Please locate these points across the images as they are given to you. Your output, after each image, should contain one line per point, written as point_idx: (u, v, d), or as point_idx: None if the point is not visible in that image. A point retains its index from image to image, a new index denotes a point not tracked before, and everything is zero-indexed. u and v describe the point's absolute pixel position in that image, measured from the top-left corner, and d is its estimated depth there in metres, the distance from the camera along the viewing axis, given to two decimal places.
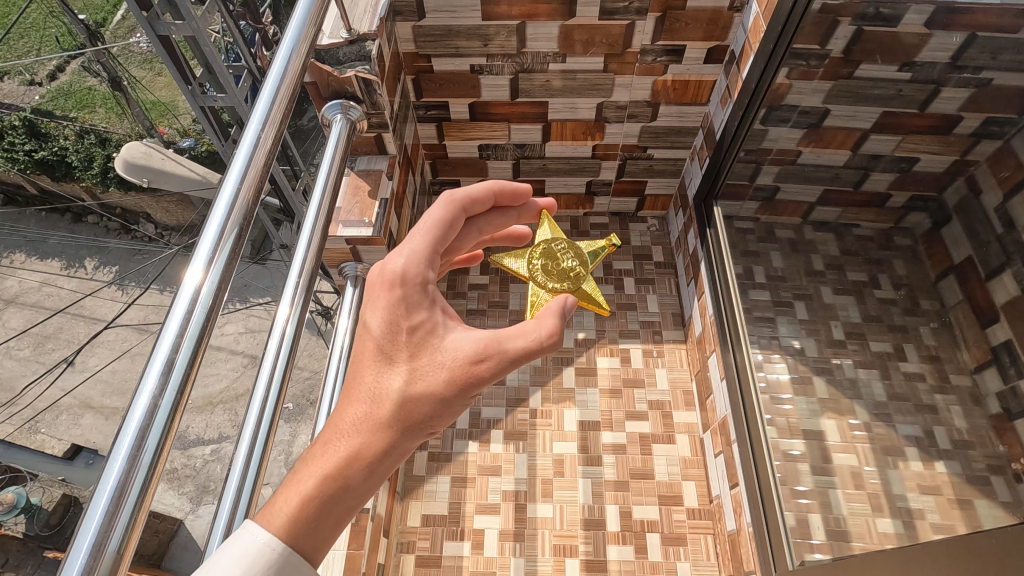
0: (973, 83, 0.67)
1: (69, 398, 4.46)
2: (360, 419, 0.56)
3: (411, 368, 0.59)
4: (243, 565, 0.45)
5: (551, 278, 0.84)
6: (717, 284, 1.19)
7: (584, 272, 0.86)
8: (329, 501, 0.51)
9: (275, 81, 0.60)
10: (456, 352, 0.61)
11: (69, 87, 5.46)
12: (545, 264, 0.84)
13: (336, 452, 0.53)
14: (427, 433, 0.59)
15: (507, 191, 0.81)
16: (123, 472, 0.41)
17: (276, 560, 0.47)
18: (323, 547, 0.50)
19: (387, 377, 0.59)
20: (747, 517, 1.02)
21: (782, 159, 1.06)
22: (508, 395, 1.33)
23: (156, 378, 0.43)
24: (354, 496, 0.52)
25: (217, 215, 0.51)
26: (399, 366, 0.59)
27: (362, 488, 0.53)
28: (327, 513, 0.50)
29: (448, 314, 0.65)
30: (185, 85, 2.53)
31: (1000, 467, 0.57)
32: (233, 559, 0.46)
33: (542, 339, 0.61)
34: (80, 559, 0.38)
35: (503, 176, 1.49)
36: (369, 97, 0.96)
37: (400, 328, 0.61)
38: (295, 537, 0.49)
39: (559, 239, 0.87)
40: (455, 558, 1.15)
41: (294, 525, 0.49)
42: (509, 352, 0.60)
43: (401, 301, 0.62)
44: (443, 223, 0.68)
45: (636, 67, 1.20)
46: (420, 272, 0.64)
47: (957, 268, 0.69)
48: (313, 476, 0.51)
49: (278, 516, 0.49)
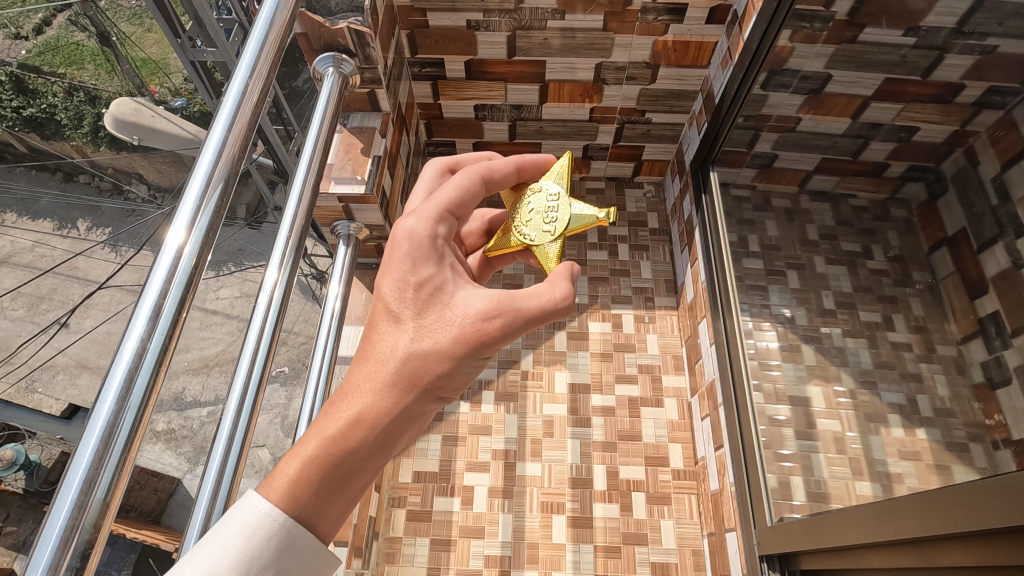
0: (978, 50, 0.65)
1: (64, 357, 4.49)
2: (366, 380, 0.56)
3: (419, 328, 0.59)
4: (243, 536, 0.45)
5: (519, 219, 0.77)
6: (717, 297, 1.19)
7: (558, 225, 0.75)
8: (331, 465, 0.50)
9: (263, 28, 0.58)
10: (467, 309, 0.59)
11: (56, 41, 5.28)
12: (526, 208, 0.77)
13: (341, 415, 0.53)
14: (437, 396, 0.58)
15: (527, 164, 0.77)
16: (112, 415, 0.41)
17: (276, 530, 0.47)
18: (326, 515, 0.50)
19: (394, 337, 0.58)
20: (731, 477, 1.06)
21: (782, 126, 1.05)
22: (500, 357, 1.34)
23: (144, 324, 0.44)
24: (357, 460, 0.52)
25: (203, 166, 0.50)
26: (406, 325, 0.59)
27: (365, 453, 0.52)
28: (329, 478, 0.50)
29: (457, 271, 0.63)
30: (174, 39, 2.47)
31: (979, 435, 0.58)
32: (232, 531, 0.45)
33: (557, 301, 0.61)
34: (71, 496, 0.39)
35: (499, 138, 1.47)
36: (362, 50, 0.94)
37: (407, 286, 0.60)
38: (296, 500, 0.48)
39: (558, 188, 0.78)
40: (445, 513, 1.18)
41: (295, 489, 0.49)
42: (520, 310, 0.59)
43: (410, 256, 0.60)
44: (465, 189, 0.65)
45: (636, 26, 1.17)
46: (429, 229, 0.61)
47: (951, 240, 0.68)
48: (314, 439, 0.51)
49: (279, 481, 0.49)
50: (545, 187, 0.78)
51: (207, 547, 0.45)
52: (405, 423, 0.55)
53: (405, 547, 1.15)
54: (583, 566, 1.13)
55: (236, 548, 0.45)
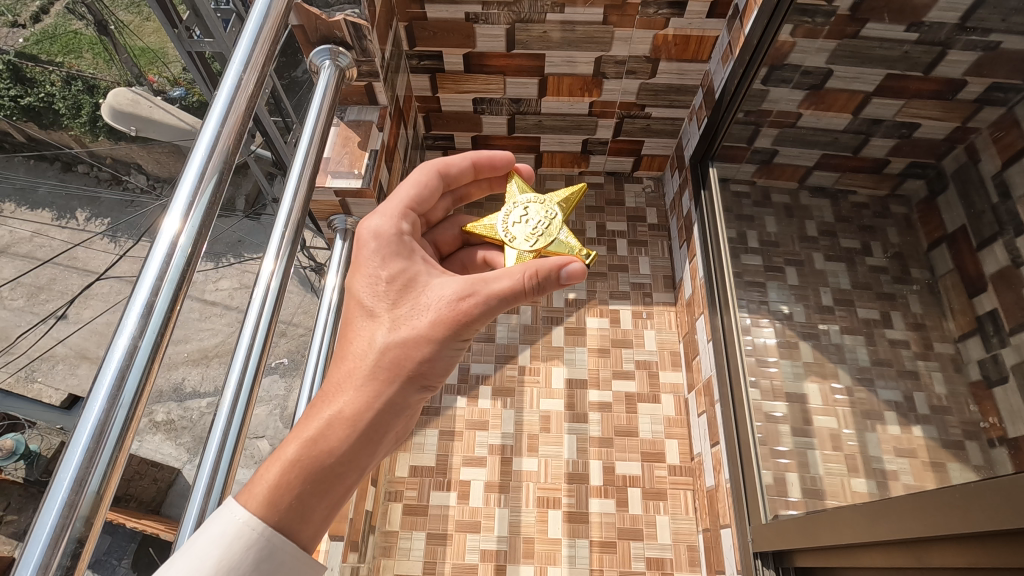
0: (981, 46, 0.65)
1: (64, 347, 4.52)
2: (345, 378, 0.55)
3: (395, 319, 0.58)
4: (221, 545, 0.45)
5: (512, 217, 0.79)
6: (717, 309, 1.17)
7: (539, 241, 0.77)
8: (311, 467, 0.50)
9: (258, 20, 0.57)
10: (441, 294, 0.59)
11: (54, 31, 5.24)
12: (524, 212, 0.80)
13: (319, 416, 0.52)
14: (420, 384, 0.57)
15: (485, 162, 0.80)
16: (104, 412, 0.41)
17: (255, 540, 0.46)
18: (310, 518, 0.49)
19: (371, 331, 0.58)
20: (727, 474, 1.07)
21: (782, 121, 1.04)
22: (497, 352, 1.35)
23: (136, 320, 0.43)
24: (339, 460, 0.51)
25: (196, 159, 0.50)
26: (382, 318, 0.58)
27: (345, 453, 0.51)
28: (310, 480, 0.49)
29: (429, 263, 0.63)
30: (172, 29, 2.46)
31: (975, 432, 0.58)
32: (211, 540, 0.45)
33: (528, 279, 0.60)
34: (62, 493, 0.39)
35: (498, 132, 1.46)
36: (359, 42, 0.93)
37: (379, 281, 0.60)
38: (276, 506, 0.48)
39: (557, 211, 0.80)
40: (441, 508, 1.18)
41: (275, 494, 0.48)
42: (495, 290, 0.58)
43: (378, 252, 0.61)
44: (422, 185, 0.69)
45: (636, 20, 1.16)
46: (393, 226, 0.63)
47: (950, 238, 0.67)
48: (294, 442, 0.51)
49: (259, 489, 0.48)
50: (546, 202, 0.81)
51: (187, 554, 0.44)
52: (387, 416, 0.55)
53: (402, 541, 1.15)
54: (578, 561, 1.14)
55: (214, 558, 0.44)
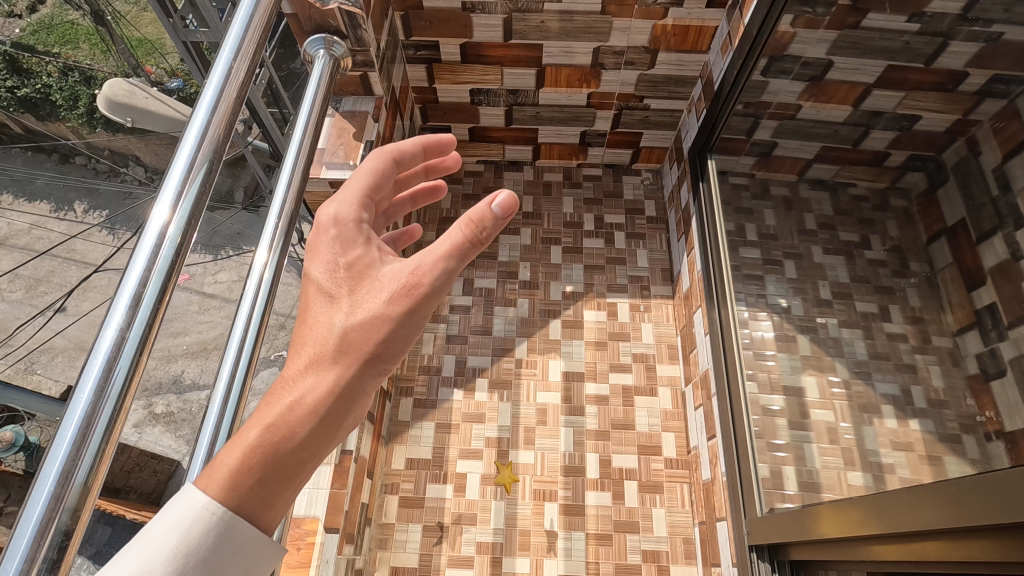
0: (983, 37, 0.64)
1: (63, 339, 4.53)
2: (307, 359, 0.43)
3: (356, 302, 0.46)
4: (180, 529, 0.33)
5: None
6: (715, 301, 1.16)
7: None
8: (277, 451, 0.38)
9: (248, 8, 0.56)
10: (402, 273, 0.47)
11: (50, 19, 5.16)
12: None
13: (281, 397, 0.40)
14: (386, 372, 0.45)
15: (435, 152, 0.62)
16: (90, 405, 0.39)
17: (218, 524, 0.34)
18: (272, 501, 0.37)
19: (330, 314, 0.45)
20: (723, 467, 1.07)
21: (782, 113, 1.03)
22: (494, 345, 1.34)
23: (124, 311, 0.42)
24: (303, 445, 0.39)
25: (185, 149, 0.49)
26: (342, 300, 0.46)
27: (312, 437, 0.39)
28: (276, 463, 0.38)
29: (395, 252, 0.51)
30: (167, 19, 2.47)
31: (972, 426, 0.57)
32: (168, 523, 0.33)
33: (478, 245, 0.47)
34: (49, 487, 0.37)
35: (495, 123, 1.45)
36: (353, 30, 0.92)
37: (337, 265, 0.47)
38: (238, 489, 0.36)
39: None
40: (437, 500, 1.18)
41: (238, 477, 0.36)
42: (439, 254, 0.46)
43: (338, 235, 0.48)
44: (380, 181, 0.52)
45: (634, 9, 1.15)
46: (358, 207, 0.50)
47: (950, 231, 0.67)
48: (257, 423, 0.39)
49: (222, 468, 0.36)
50: None
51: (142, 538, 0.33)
52: (355, 403, 0.43)
53: (398, 534, 1.16)
54: (574, 553, 1.14)
55: (173, 542, 0.33)
